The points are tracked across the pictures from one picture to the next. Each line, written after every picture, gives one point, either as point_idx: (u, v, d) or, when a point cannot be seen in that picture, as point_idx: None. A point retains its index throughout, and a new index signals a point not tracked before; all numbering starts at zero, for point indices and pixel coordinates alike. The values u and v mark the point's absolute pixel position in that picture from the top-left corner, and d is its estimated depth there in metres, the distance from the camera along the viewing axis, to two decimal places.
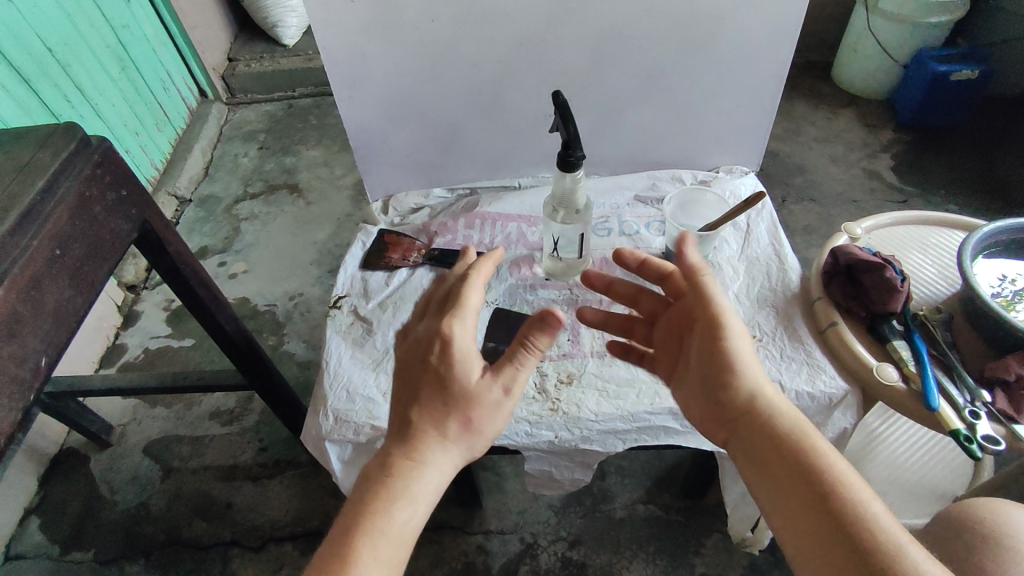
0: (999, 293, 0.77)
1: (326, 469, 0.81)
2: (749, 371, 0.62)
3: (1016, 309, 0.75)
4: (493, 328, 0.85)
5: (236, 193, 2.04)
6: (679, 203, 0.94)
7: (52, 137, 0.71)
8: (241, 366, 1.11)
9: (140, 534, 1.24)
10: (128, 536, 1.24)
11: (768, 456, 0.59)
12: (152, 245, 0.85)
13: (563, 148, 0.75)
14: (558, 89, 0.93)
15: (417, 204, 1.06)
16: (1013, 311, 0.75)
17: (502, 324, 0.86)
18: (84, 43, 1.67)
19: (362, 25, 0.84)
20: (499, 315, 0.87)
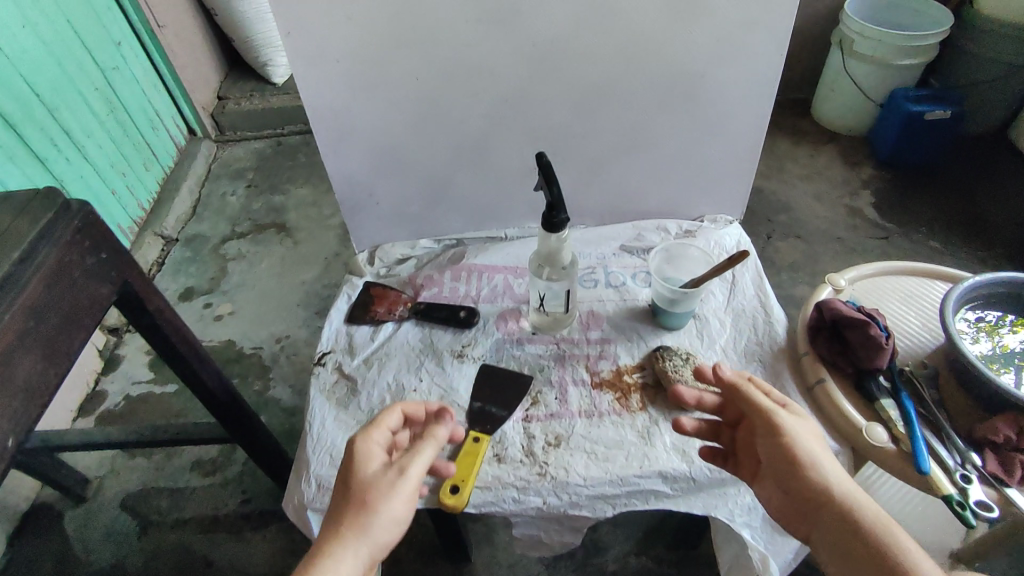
0: (981, 318, 0.80)
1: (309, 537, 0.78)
2: (821, 450, 0.64)
3: (999, 334, 0.79)
4: (479, 387, 0.84)
5: (223, 232, 2.03)
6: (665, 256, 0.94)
7: (32, 202, 0.70)
8: (223, 420, 1.08)
9: None
10: None
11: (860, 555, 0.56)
12: (132, 306, 0.84)
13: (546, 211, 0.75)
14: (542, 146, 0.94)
15: (403, 255, 1.06)
16: (997, 335, 0.79)
17: (489, 381, 0.85)
18: (73, 87, 1.67)
19: (346, 83, 0.85)
20: (485, 371, 0.86)
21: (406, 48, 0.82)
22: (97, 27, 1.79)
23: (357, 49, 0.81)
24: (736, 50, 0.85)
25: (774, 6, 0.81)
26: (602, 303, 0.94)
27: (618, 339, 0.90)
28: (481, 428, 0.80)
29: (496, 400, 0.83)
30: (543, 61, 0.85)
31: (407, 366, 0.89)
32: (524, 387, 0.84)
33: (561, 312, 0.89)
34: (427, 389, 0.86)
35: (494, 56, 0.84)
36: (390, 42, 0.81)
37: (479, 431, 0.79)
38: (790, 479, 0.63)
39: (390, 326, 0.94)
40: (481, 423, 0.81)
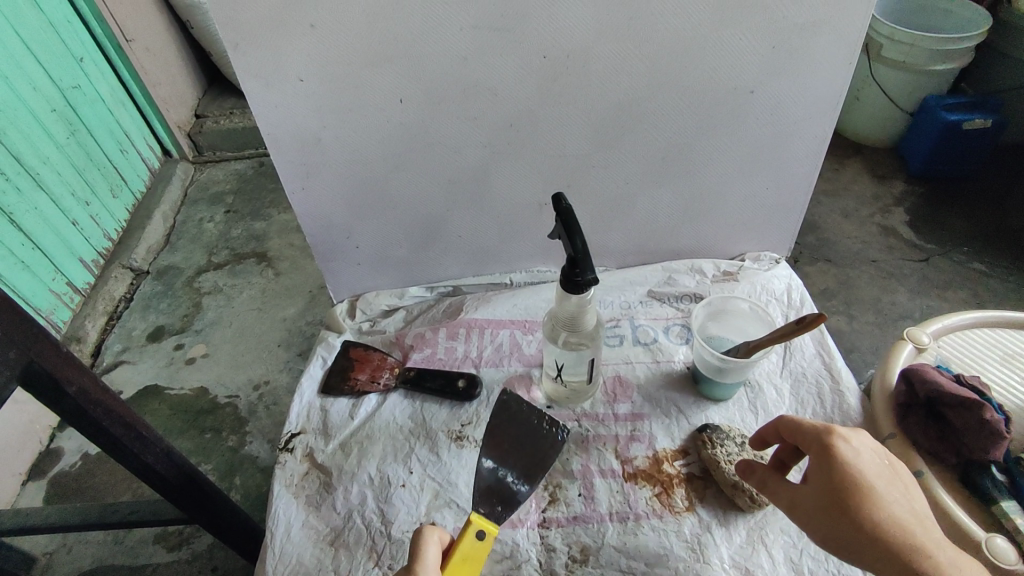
0: None
1: None
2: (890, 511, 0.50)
3: None
4: (496, 439, 0.67)
5: (199, 263, 1.87)
6: (708, 310, 0.78)
7: None
8: (179, 505, 0.91)
9: None
10: None
11: None
12: (47, 388, 0.67)
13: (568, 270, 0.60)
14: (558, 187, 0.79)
15: (390, 305, 0.90)
16: None
17: (505, 434, 0.67)
18: (24, 109, 1.51)
19: (315, 106, 0.69)
20: (501, 413, 0.68)
21: (388, 64, 0.66)
22: (55, 43, 1.64)
23: (325, 64, 0.66)
24: (792, 60, 0.70)
25: (842, 5, 0.65)
26: (631, 366, 0.78)
27: (652, 415, 0.73)
28: (487, 509, 0.62)
29: (513, 465, 0.65)
30: (556, 75, 0.69)
31: (394, 453, 0.72)
32: (552, 448, 0.67)
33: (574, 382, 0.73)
34: (418, 483, 0.69)
35: (496, 71, 0.68)
36: (370, 56, 0.66)
37: (486, 523, 0.56)
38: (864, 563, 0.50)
39: (373, 398, 0.77)
40: (489, 501, 0.62)
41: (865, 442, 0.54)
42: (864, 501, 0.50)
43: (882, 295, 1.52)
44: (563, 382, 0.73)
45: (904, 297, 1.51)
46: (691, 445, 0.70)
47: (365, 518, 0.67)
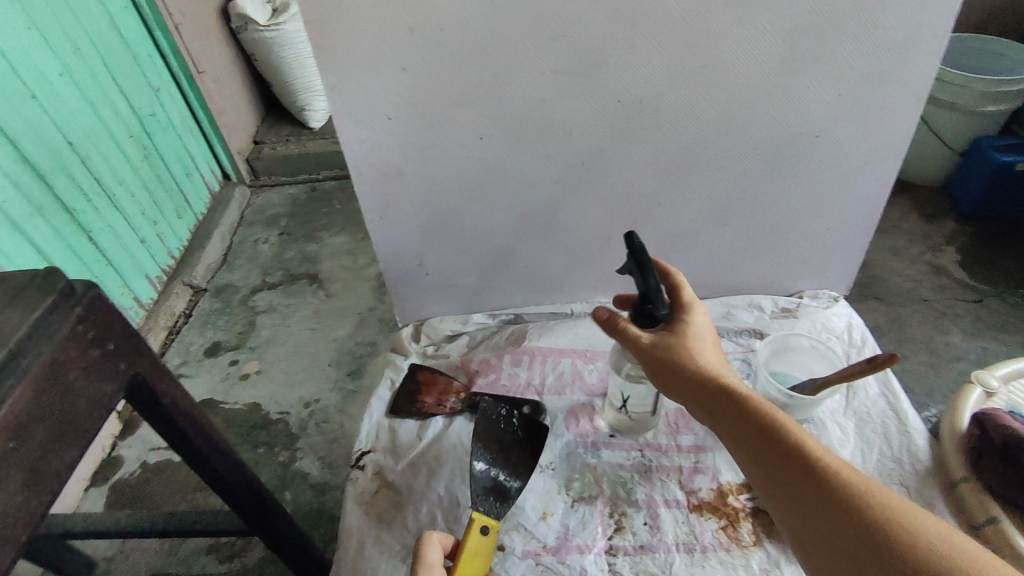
0: None
1: None
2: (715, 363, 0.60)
3: None
4: (487, 444, 0.72)
5: (254, 282, 1.94)
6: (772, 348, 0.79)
7: (28, 286, 0.59)
8: (243, 516, 0.94)
9: None
10: None
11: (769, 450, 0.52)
12: (144, 399, 0.71)
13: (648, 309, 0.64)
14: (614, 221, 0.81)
15: (454, 330, 0.93)
16: None
17: (491, 437, 0.73)
18: (107, 135, 1.62)
19: (400, 142, 0.74)
20: (484, 420, 0.75)
21: (471, 105, 0.71)
22: (136, 75, 1.76)
23: (413, 104, 0.70)
24: (861, 106, 0.72)
25: (912, 55, 0.67)
26: None
27: (716, 448, 0.74)
28: (485, 506, 0.66)
29: (505, 466, 0.70)
30: (629, 117, 0.72)
31: (462, 474, 0.74)
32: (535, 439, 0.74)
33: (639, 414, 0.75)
34: None
35: (573, 112, 0.72)
36: (456, 99, 0.70)
37: (487, 518, 0.61)
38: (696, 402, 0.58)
39: (439, 420, 0.80)
40: (486, 500, 0.67)
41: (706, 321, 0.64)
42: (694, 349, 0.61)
43: (934, 335, 1.49)
44: (627, 412, 0.75)
45: (958, 338, 1.49)
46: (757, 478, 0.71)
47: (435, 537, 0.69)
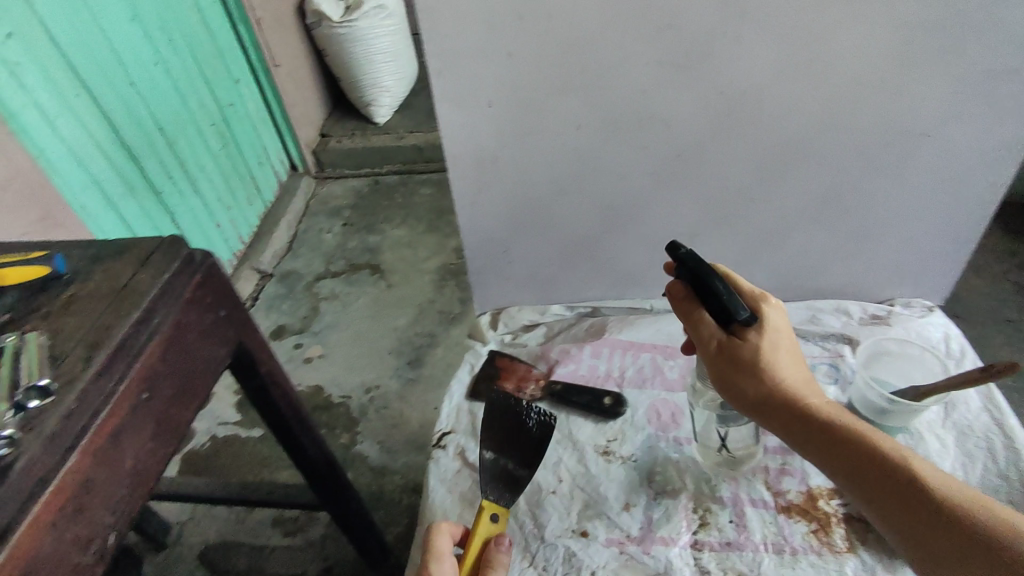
0: None
1: None
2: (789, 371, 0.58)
3: None
4: (490, 434, 0.73)
5: (318, 270, 2.00)
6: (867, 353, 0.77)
7: (155, 252, 0.62)
8: (317, 489, 0.97)
9: None
10: None
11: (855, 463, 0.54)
12: (245, 367, 0.74)
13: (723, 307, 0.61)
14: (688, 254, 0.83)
15: (532, 320, 0.94)
16: None
17: (494, 426, 0.74)
18: (192, 122, 1.69)
19: (498, 130, 0.75)
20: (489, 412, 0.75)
21: (572, 93, 0.71)
22: (220, 66, 1.84)
23: (514, 92, 0.71)
24: (975, 104, 0.70)
25: None
26: None
27: None
28: (495, 496, 0.67)
29: (513, 454, 0.72)
30: (729, 111, 0.72)
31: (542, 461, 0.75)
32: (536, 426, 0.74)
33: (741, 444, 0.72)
34: (568, 493, 0.72)
35: (673, 104, 0.72)
36: (557, 87, 0.71)
37: (497, 506, 0.64)
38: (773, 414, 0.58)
39: None
40: (497, 491, 0.68)
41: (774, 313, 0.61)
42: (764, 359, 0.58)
43: (1018, 357, 1.43)
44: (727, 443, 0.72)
45: None
46: None
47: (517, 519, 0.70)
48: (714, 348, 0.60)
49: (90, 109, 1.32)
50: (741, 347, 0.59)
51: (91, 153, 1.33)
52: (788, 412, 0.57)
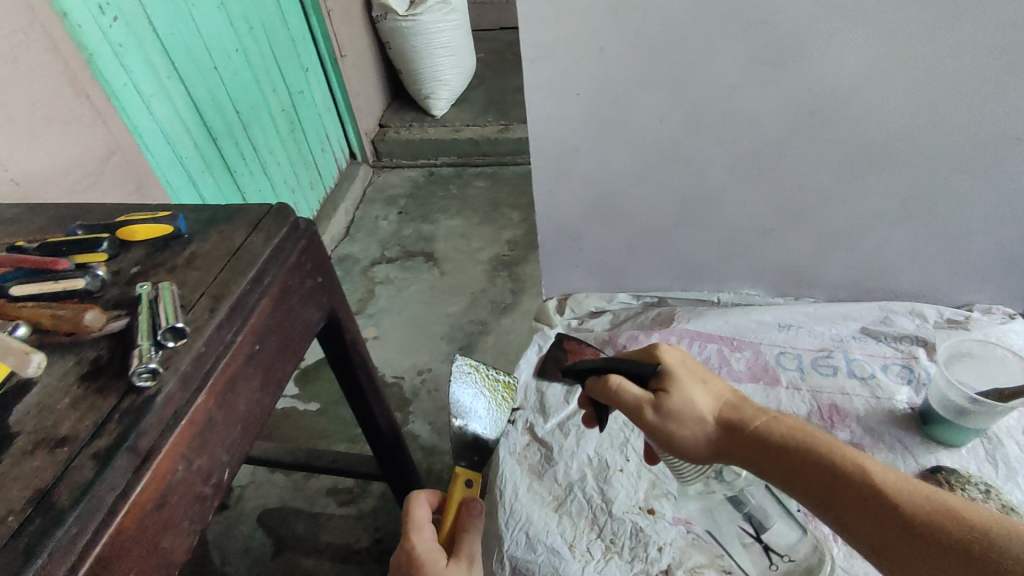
0: None
1: None
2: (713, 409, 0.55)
3: None
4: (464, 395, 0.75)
5: (374, 255, 2.06)
6: (952, 353, 0.79)
7: (263, 218, 0.65)
8: (381, 459, 1.01)
9: None
10: None
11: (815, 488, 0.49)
12: (331, 333, 0.78)
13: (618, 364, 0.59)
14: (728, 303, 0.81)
15: (598, 307, 0.99)
16: None
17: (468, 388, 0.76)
18: (265, 107, 1.76)
19: (583, 119, 0.77)
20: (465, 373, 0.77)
21: (659, 86, 0.72)
22: (292, 54, 1.90)
23: (603, 83, 0.73)
24: None
25: None
26: (849, 397, 0.81)
27: (874, 447, 0.77)
28: (467, 463, 0.70)
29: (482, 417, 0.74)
30: (817, 107, 0.72)
31: (609, 441, 0.80)
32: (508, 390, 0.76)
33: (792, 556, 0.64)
34: (636, 472, 0.77)
35: (760, 100, 0.72)
36: (646, 80, 0.72)
37: (470, 472, 0.68)
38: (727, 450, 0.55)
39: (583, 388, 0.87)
40: (468, 457, 0.71)
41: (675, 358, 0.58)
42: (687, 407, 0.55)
43: None
44: (781, 555, 0.64)
45: None
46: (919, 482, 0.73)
47: (585, 493, 0.76)
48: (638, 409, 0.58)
49: (177, 91, 1.39)
50: (659, 401, 0.55)
51: (177, 133, 1.40)
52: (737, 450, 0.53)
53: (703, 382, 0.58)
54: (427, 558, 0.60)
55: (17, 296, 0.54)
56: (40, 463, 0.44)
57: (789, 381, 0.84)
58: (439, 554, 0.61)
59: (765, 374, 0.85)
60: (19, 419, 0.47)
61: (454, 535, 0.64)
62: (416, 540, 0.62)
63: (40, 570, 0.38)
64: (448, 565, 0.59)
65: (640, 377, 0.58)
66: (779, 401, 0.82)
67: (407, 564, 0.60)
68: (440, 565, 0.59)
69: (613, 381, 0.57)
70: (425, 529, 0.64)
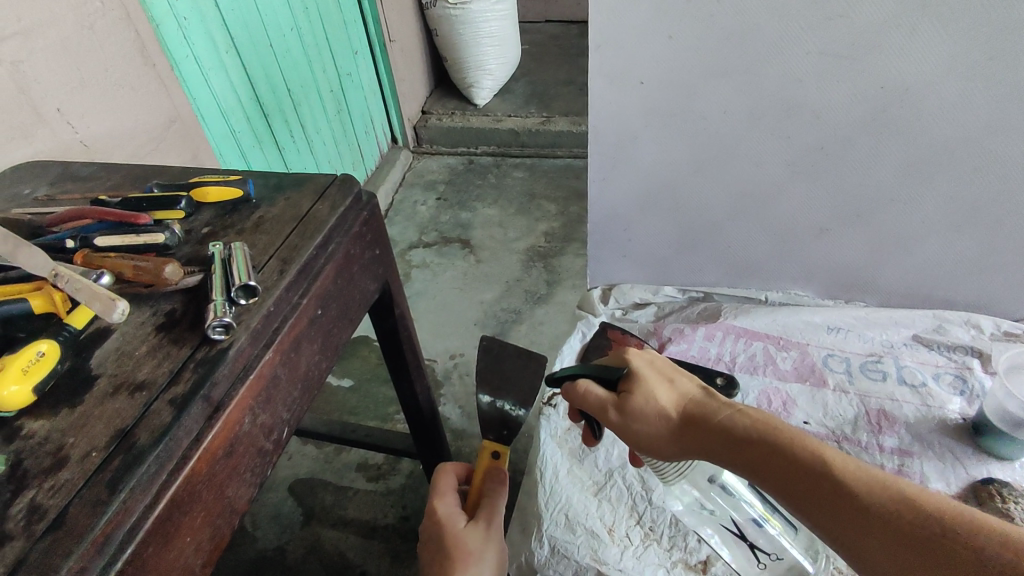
0: None
1: None
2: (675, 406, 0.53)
3: None
4: (487, 377, 0.76)
5: (411, 239, 2.08)
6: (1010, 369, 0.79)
7: (329, 187, 0.66)
8: (417, 437, 1.03)
9: None
10: None
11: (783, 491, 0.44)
12: (382, 306, 0.80)
13: (593, 372, 0.62)
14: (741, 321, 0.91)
15: (643, 299, 1.00)
16: None
17: (492, 371, 0.76)
18: (315, 87, 1.79)
19: (644, 108, 0.77)
20: (486, 353, 0.78)
21: (726, 77, 0.72)
22: (343, 37, 1.93)
23: (669, 72, 0.73)
24: None
25: None
26: (898, 403, 0.80)
27: (923, 455, 0.77)
28: (496, 437, 0.71)
29: (509, 396, 0.74)
30: (888, 105, 0.71)
31: None
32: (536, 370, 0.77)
33: (778, 555, 0.75)
34: None
35: (830, 95, 0.71)
36: (713, 71, 0.72)
37: (496, 444, 0.70)
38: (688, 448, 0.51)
39: None
40: (497, 430, 0.71)
41: (642, 361, 0.58)
42: (646, 404, 0.54)
43: None
44: (768, 554, 0.74)
45: None
46: (967, 495, 0.73)
47: (625, 481, 0.83)
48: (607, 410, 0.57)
49: (235, 66, 1.43)
50: (622, 401, 0.56)
51: (232, 107, 1.43)
52: (697, 445, 0.50)
53: (673, 380, 0.56)
54: (447, 520, 0.65)
55: (100, 247, 0.56)
56: (121, 404, 0.46)
57: (836, 384, 0.83)
58: (459, 516, 0.65)
59: (811, 374, 0.85)
60: (99, 362, 0.49)
61: (476, 500, 0.68)
62: (439, 505, 0.68)
63: (123, 505, 0.40)
64: (466, 526, 0.64)
65: (611, 380, 0.60)
66: (826, 403, 0.82)
67: (432, 527, 0.66)
68: (457, 526, 0.64)
69: (582, 385, 0.60)
70: (449, 497, 0.69)
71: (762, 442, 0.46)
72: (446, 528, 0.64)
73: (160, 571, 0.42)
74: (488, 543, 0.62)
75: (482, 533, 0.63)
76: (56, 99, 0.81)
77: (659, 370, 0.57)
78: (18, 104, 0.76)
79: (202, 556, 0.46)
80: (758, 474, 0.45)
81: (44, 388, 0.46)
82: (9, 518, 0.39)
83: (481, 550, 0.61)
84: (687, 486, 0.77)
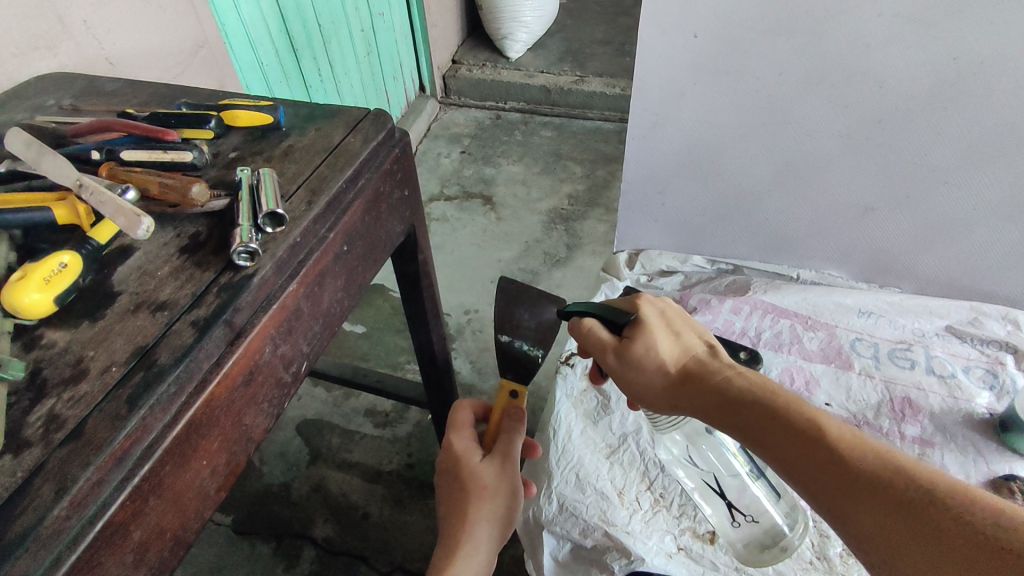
0: None
1: (535, 563, 0.77)
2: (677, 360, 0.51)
3: None
4: (510, 319, 0.73)
5: (432, 191, 2.04)
6: None
7: (361, 120, 0.64)
8: (428, 386, 1.02)
9: (273, 514, 1.11)
10: (262, 514, 1.11)
11: (776, 454, 0.42)
12: (405, 250, 0.78)
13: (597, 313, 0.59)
14: (767, 297, 0.89)
15: (670, 267, 0.98)
16: None
17: (516, 314, 0.73)
18: (346, 25, 1.73)
19: (692, 63, 0.73)
20: (505, 292, 0.75)
21: (785, 36, 0.68)
22: None
23: (726, 25, 0.68)
24: None
25: None
26: (924, 393, 0.79)
27: (945, 446, 0.75)
28: (516, 375, 0.70)
29: (529, 337, 0.71)
30: (957, 80, 0.66)
31: None
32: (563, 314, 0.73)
33: (755, 518, 0.74)
34: None
35: (896, 64, 0.67)
36: (773, 27, 0.67)
37: (516, 383, 0.70)
38: (682, 403, 0.49)
39: None
40: (516, 369, 0.70)
41: (648, 310, 0.55)
42: (645, 352, 0.52)
43: None
44: (745, 516, 0.74)
45: None
46: (986, 489, 0.71)
47: (637, 446, 0.83)
48: (604, 355, 0.55)
49: None
50: (621, 347, 0.54)
51: (261, 38, 1.40)
52: (694, 401, 0.48)
53: (677, 334, 0.54)
54: (464, 453, 0.66)
55: (127, 161, 0.55)
56: (143, 322, 0.45)
57: (861, 368, 0.82)
58: (474, 450, 0.66)
59: (837, 357, 0.83)
60: (122, 279, 0.48)
61: (494, 436, 0.69)
62: (455, 439, 0.68)
63: (142, 421, 0.39)
64: (482, 461, 0.64)
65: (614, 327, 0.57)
66: (849, 386, 0.81)
67: (448, 458, 0.67)
68: (474, 460, 0.65)
69: (584, 324, 0.57)
70: (467, 432, 0.70)
71: (761, 406, 0.44)
72: (462, 461, 0.65)
73: (177, 490, 0.42)
74: (504, 478, 0.63)
75: (497, 466, 0.64)
76: (83, 11, 0.78)
77: (663, 320, 0.54)
78: (44, 13, 0.74)
79: (216, 480, 0.46)
80: (753, 434, 0.44)
81: (65, 299, 0.45)
82: (28, 425, 0.39)
83: (495, 485, 0.63)
84: (679, 438, 0.79)
